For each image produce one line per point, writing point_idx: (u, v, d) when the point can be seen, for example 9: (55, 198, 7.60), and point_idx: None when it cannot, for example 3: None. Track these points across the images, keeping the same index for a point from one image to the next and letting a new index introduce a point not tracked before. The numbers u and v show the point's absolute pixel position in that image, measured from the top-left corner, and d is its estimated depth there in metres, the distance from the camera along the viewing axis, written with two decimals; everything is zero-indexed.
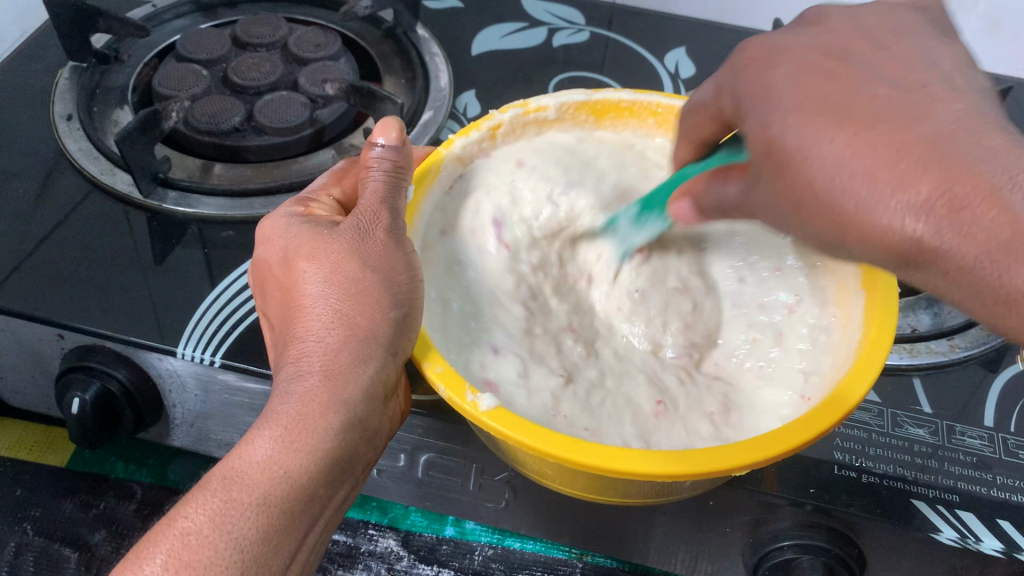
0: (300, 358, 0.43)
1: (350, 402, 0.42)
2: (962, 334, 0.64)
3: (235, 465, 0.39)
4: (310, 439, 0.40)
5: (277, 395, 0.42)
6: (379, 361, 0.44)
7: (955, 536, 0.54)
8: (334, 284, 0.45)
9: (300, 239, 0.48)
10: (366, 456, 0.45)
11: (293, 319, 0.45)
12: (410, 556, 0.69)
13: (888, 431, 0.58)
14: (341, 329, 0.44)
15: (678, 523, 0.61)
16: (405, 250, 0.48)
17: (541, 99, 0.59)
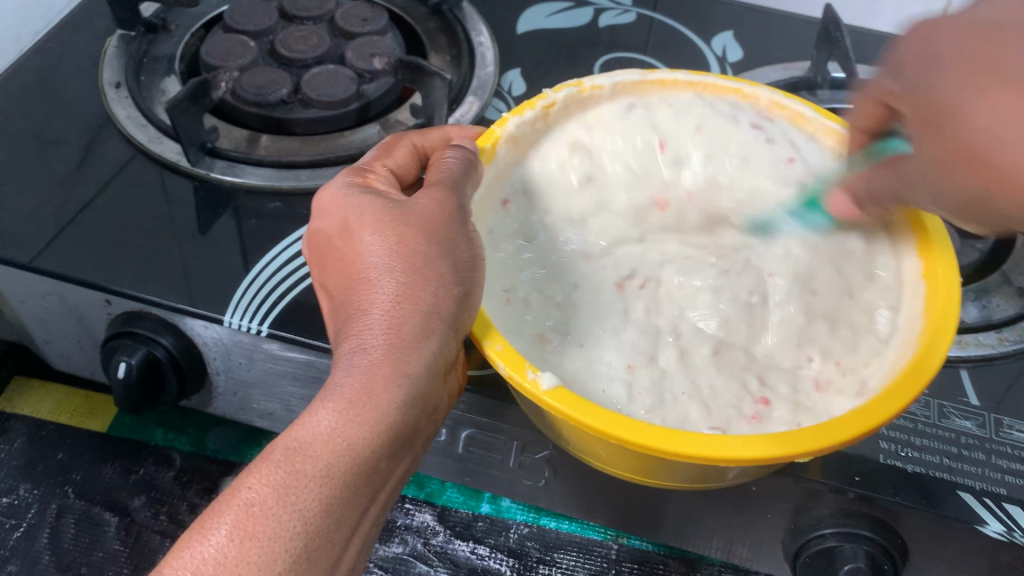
0: (363, 331, 0.44)
1: (414, 375, 0.43)
2: (1011, 327, 0.63)
3: (299, 436, 0.39)
4: (373, 412, 0.41)
5: (340, 368, 0.42)
6: (441, 336, 0.45)
7: (1001, 529, 0.53)
8: (398, 258, 0.46)
9: (363, 213, 0.48)
10: (428, 431, 0.46)
11: (357, 291, 0.46)
12: (446, 532, 0.69)
13: (934, 422, 0.58)
14: (406, 303, 0.44)
15: (719, 508, 0.61)
16: (469, 231, 0.49)
17: (596, 79, 0.58)
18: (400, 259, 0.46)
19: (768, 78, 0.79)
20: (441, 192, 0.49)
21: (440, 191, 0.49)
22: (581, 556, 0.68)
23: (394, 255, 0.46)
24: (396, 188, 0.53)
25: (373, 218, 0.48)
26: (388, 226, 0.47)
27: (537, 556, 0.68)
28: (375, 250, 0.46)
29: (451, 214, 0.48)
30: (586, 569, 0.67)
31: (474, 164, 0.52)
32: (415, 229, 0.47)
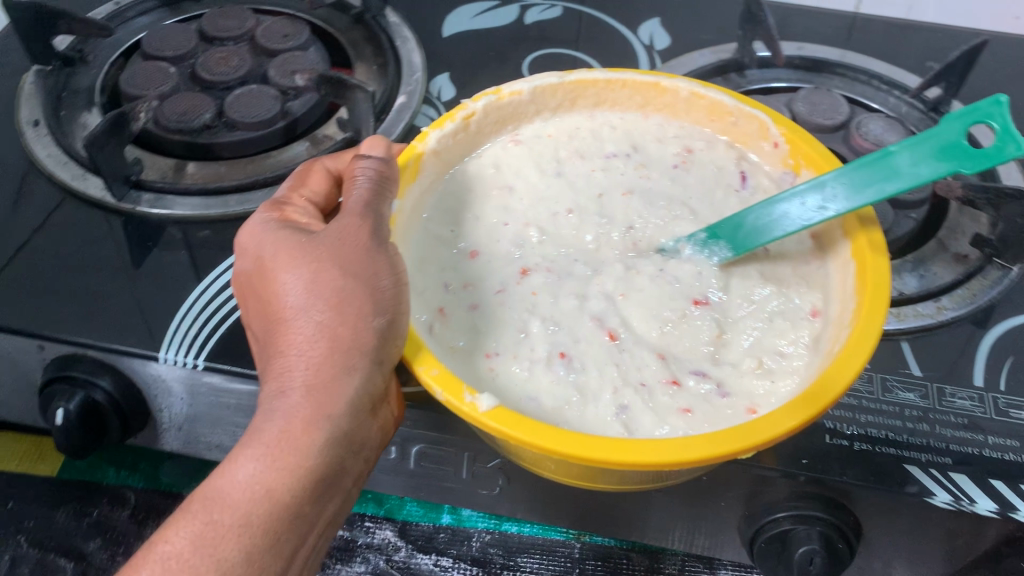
0: (283, 373, 0.44)
1: (335, 417, 0.43)
2: (949, 295, 0.64)
3: (218, 486, 0.40)
4: (293, 457, 0.41)
5: (261, 412, 0.43)
6: (365, 371, 0.44)
7: (949, 499, 0.54)
8: (314, 295, 0.45)
9: (278, 248, 0.47)
10: (360, 467, 0.47)
11: (277, 331, 0.46)
12: (408, 547, 0.68)
13: (879, 397, 0.59)
14: (325, 341, 0.44)
15: (673, 500, 0.61)
16: (389, 254, 0.48)
17: (514, 84, 0.56)
18: (318, 295, 0.45)
19: (696, 63, 0.79)
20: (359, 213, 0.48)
21: (352, 219, 0.48)
22: (545, 558, 0.68)
23: (310, 291, 0.46)
24: (318, 219, 0.53)
25: (288, 253, 0.47)
26: (306, 259, 0.47)
27: (500, 562, 0.67)
28: (291, 287, 0.46)
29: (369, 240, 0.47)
30: (550, 571, 0.67)
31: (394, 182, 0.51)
32: (333, 261, 0.46)
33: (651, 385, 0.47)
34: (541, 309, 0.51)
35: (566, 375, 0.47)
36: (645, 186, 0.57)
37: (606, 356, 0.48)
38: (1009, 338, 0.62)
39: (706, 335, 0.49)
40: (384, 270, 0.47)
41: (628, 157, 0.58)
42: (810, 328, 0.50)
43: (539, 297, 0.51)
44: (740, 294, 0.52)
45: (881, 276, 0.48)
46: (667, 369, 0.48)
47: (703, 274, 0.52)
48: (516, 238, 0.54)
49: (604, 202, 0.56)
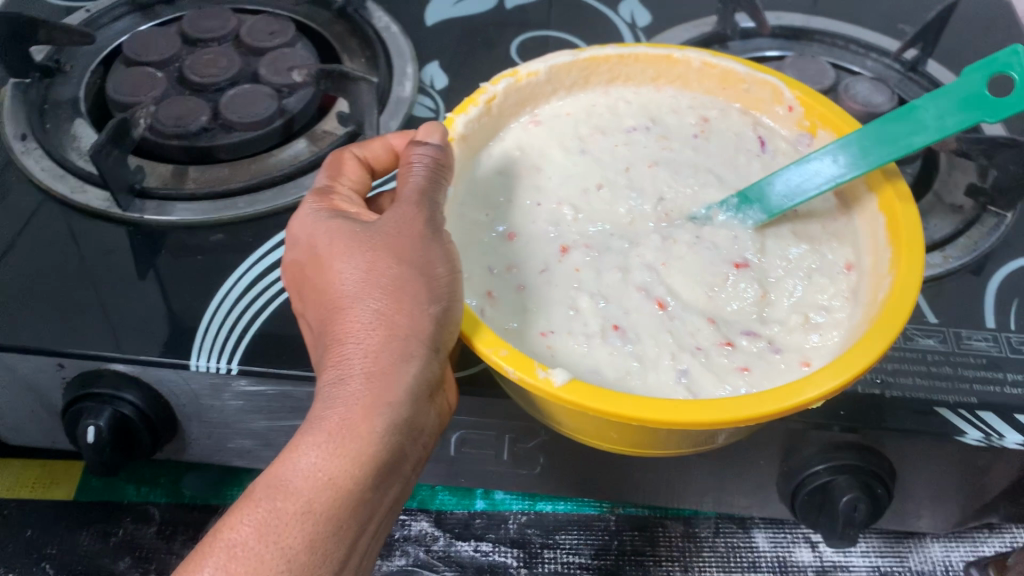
0: (341, 362, 0.43)
1: (395, 403, 0.42)
2: (953, 244, 0.67)
3: (281, 473, 0.39)
4: (355, 444, 0.40)
5: (321, 401, 0.42)
6: (422, 358, 0.44)
7: (979, 435, 0.56)
8: (369, 284, 0.45)
9: (331, 239, 0.47)
10: (419, 456, 0.45)
11: (334, 320, 0.45)
12: (446, 535, 0.68)
13: (900, 345, 0.61)
14: (382, 329, 0.44)
15: (712, 465, 0.62)
16: (444, 244, 0.47)
17: (531, 66, 0.56)
18: (372, 284, 0.45)
19: (680, 38, 0.80)
20: (414, 200, 0.48)
21: (409, 208, 0.47)
22: (583, 534, 0.68)
23: (365, 281, 0.45)
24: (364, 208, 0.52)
25: (341, 243, 0.47)
26: (360, 249, 0.46)
27: (540, 542, 0.68)
28: (347, 276, 0.45)
29: (424, 228, 0.47)
30: (590, 545, 0.68)
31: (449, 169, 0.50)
32: (388, 250, 0.46)
33: (705, 347, 0.49)
34: (587, 284, 0.51)
35: (622, 345, 0.48)
36: (668, 159, 0.58)
37: (657, 324, 0.50)
38: (1012, 281, 0.65)
39: (749, 296, 0.51)
40: (439, 257, 0.46)
41: (648, 130, 0.59)
42: (846, 280, 0.52)
43: (583, 272, 0.52)
44: (776, 255, 0.53)
45: (912, 226, 0.50)
46: (719, 331, 0.50)
47: (737, 237, 0.53)
48: (551, 217, 0.55)
49: (630, 175, 0.57)
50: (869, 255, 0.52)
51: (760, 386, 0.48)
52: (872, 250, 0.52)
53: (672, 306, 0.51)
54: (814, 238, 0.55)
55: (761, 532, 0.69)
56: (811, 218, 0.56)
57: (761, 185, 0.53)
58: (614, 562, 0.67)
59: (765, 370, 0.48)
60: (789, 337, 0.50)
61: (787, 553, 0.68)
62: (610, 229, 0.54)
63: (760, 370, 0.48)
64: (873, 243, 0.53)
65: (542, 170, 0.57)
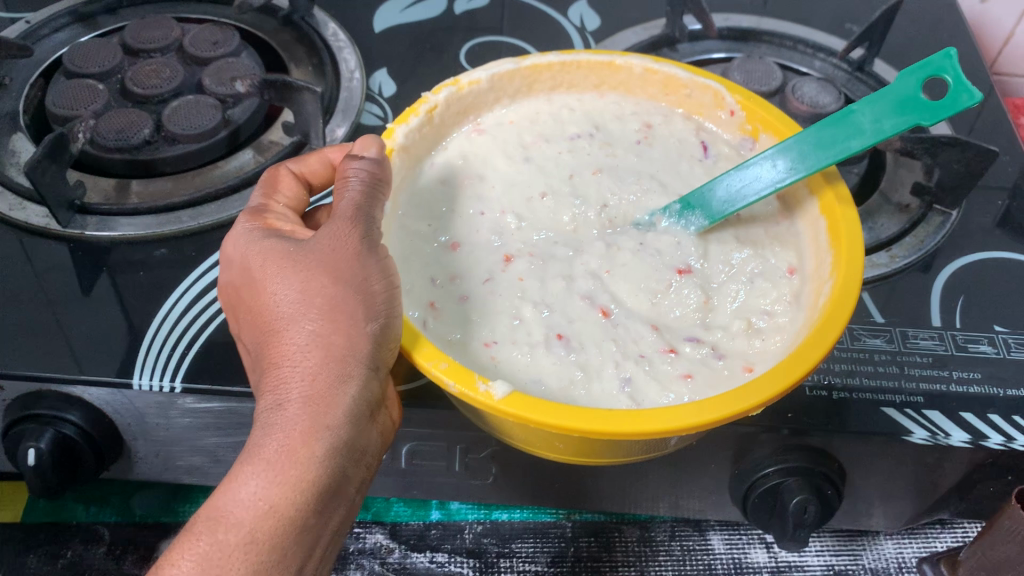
0: (278, 386, 0.42)
1: (334, 426, 0.42)
2: (899, 244, 0.67)
3: (221, 505, 0.39)
4: (295, 471, 0.40)
5: (259, 427, 0.41)
6: (360, 379, 0.43)
7: (926, 435, 0.57)
8: (305, 304, 0.44)
9: (265, 258, 0.46)
10: (362, 476, 0.45)
11: (269, 343, 0.44)
12: (401, 547, 0.67)
13: (848, 346, 0.61)
14: (319, 351, 0.43)
15: (665, 471, 0.62)
16: (380, 260, 0.46)
17: (472, 74, 0.56)
18: (308, 305, 0.44)
19: (630, 41, 0.80)
20: (350, 215, 0.47)
21: (343, 225, 0.46)
22: (539, 541, 0.68)
23: (301, 301, 0.44)
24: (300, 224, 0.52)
25: (275, 262, 0.46)
26: (294, 267, 0.45)
27: (495, 551, 0.67)
28: (281, 297, 0.45)
29: (360, 245, 0.46)
30: (546, 553, 0.67)
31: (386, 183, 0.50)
32: (323, 267, 0.45)
33: (649, 355, 0.49)
34: (530, 293, 0.51)
35: (566, 355, 0.48)
36: (611, 165, 0.58)
37: (601, 333, 0.49)
38: (957, 279, 0.66)
39: (693, 302, 0.51)
40: (376, 273, 0.45)
41: (592, 137, 0.59)
42: (789, 283, 0.52)
43: (527, 282, 0.51)
44: (720, 260, 0.53)
45: (852, 230, 0.50)
46: (663, 338, 0.50)
47: (681, 244, 0.53)
48: (494, 226, 0.54)
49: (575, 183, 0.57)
50: (813, 258, 0.52)
51: (704, 393, 0.47)
52: (815, 253, 0.52)
53: (616, 314, 0.50)
54: (757, 242, 0.55)
55: (717, 534, 0.69)
56: (754, 222, 0.56)
57: (704, 190, 0.53)
58: (570, 568, 0.67)
59: (708, 376, 0.48)
60: (732, 343, 0.50)
61: (742, 554, 0.68)
62: (555, 237, 0.54)
63: (703, 377, 0.48)
64: (816, 245, 0.53)
65: (485, 178, 0.57)
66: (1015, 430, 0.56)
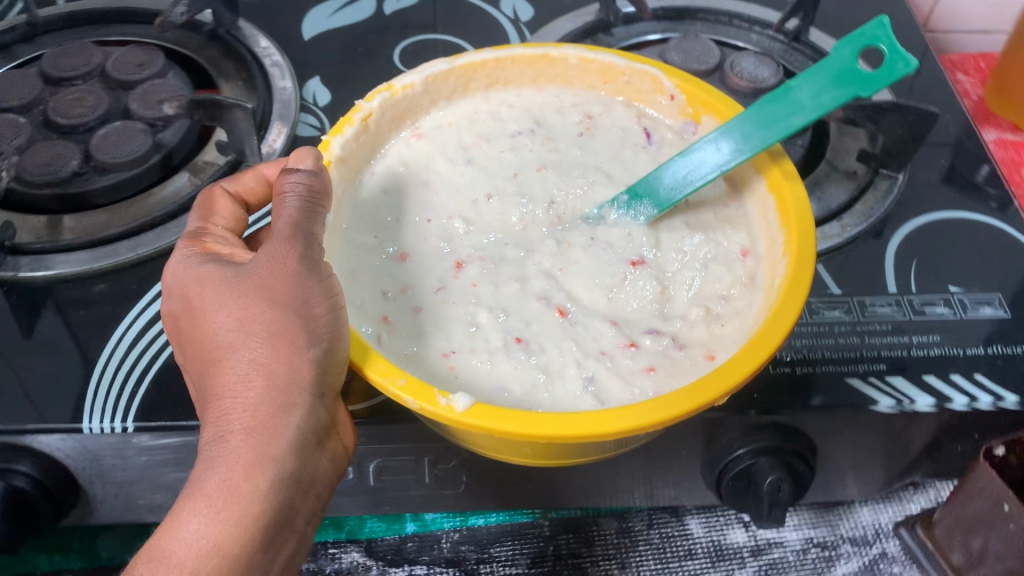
0: (220, 417, 0.41)
1: (279, 457, 0.40)
2: (848, 213, 0.67)
3: (163, 545, 0.38)
4: (237, 506, 0.39)
5: (201, 462, 0.40)
6: (305, 406, 0.42)
7: (892, 403, 0.56)
8: (245, 331, 0.43)
9: (203, 284, 0.45)
10: (311, 507, 0.44)
11: (211, 372, 0.43)
12: (378, 564, 0.66)
13: (807, 320, 0.61)
14: (260, 379, 0.42)
15: (636, 464, 0.62)
16: (321, 277, 0.45)
17: (405, 78, 0.54)
18: (248, 330, 0.43)
19: (565, 29, 0.79)
20: (288, 234, 0.45)
21: (281, 244, 0.45)
22: (517, 543, 0.67)
23: (241, 326, 0.43)
24: (241, 247, 0.50)
25: (214, 287, 0.44)
26: (233, 292, 0.44)
27: (474, 557, 0.66)
28: (222, 324, 0.43)
29: (298, 264, 0.44)
30: (525, 554, 0.67)
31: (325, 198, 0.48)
32: (262, 291, 0.44)
33: (610, 351, 0.48)
34: (485, 299, 0.50)
35: (526, 359, 0.47)
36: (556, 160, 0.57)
37: (559, 333, 0.48)
38: (909, 243, 0.66)
39: (650, 293, 0.50)
40: (317, 295, 0.44)
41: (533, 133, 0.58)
42: (742, 265, 0.52)
43: (480, 287, 0.50)
44: (672, 248, 0.53)
45: (802, 207, 0.49)
46: (622, 332, 0.49)
47: (633, 235, 0.52)
48: (442, 233, 0.53)
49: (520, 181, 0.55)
50: (766, 237, 0.52)
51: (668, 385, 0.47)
52: (766, 233, 0.52)
53: (573, 312, 0.49)
54: (708, 226, 0.54)
55: (694, 518, 0.69)
56: (703, 207, 0.56)
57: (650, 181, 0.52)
58: (551, 566, 0.66)
59: (671, 367, 0.48)
60: (693, 330, 0.49)
61: (721, 536, 0.68)
62: (504, 239, 0.53)
63: (666, 369, 0.47)
64: (767, 224, 0.52)
65: (428, 183, 0.56)
66: (978, 390, 0.57)
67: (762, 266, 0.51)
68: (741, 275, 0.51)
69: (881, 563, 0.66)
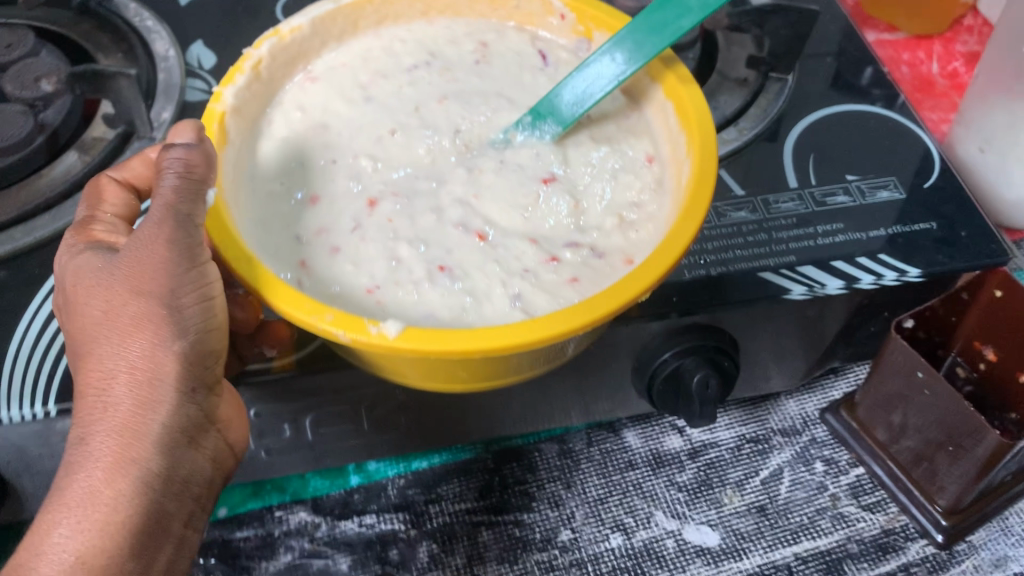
0: (86, 418, 0.40)
1: (143, 461, 0.40)
2: (744, 117, 0.69)
3: (22, 557, 0.37)
4: (98, 515, 0.38)
5: (64, 467, 0.39)
6: (173, 404, 0.41)
7: (804, 289, 0.59)
8: (108, 324, 0.42)
9: (72, 278, 0.44)
10: (194, 505, 0.44)
11: (81, 370, 0.42)
12: (327, 519, 0.66)
13: (717, 223, 0.63)
14: (124, 377, 0.41)
15: (569, 383, 0.63)
16: (190, 265, 0.43)
17: (291, 21, 0.54)
18: (111, 324, 0.42)
19: None
20: (157, 216, 0.44)
21: (145, 231, 0.43)
22: (463, 479, 0.68)
23: (106, 319, 0.42)
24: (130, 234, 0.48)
25: (82, 280, 0.43)
26: (99, 284, 0.43)
27: (423, 499, 0.67)
28: (88, 317, 0.42)
29: (163, 253, 0.42)
30: (473, 488, 0.67)
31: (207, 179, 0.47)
32: (127, 280, 0.42)
33: (533, 266, 0.48)
34: (403, 232, 0.50)
35: (451, 283, 0.47)
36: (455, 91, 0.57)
37: (481, 255, 0.49)
38: (803, 140, 0.68)
39: (564, 209, 0.51)
40: (185, 285, 0.43)
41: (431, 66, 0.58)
42: (650, 172, 0.53)
43: (396, 221, 0.50)
44: (580, 162, 0.53)
45: (699, 107, 0.51)
46: (543, 247, 0.50)
47: (540, 154, 0.53)
48: (349, 172, 0.52)
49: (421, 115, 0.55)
50: (669, 141, 0.53)
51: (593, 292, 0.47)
52: (669, 137, 0.53)
53: (492, 234, 0.50)
54: (613, 138, 0.55)
55: (632, 432, 0.71)
56: (606, 120, 0.56)
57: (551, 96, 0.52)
58: (499, 496, 0.67)
59: (593, 275, 0.48)
60: (611, 237, 0.50)
61: (658, 443, 0.70)
62: (414, 171, 0.53)
63: (588, 277, 0.48)
64: (669, 129, 0.53)
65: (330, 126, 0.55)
66: (883, 267, 0.60)
67: (669, 170, 0.52)
68: (650, 181, 0.53)
69: (812, 449, 0.69)
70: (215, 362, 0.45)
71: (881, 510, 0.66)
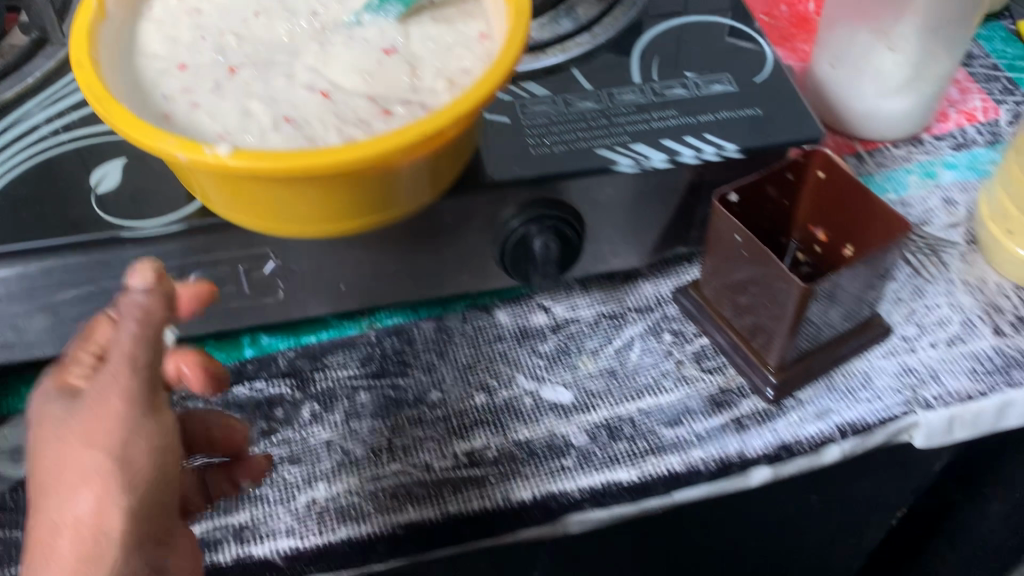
0: (48, 555, 0.45)
1: None
2: (597, 25, 0.78)
3: None
4: None
5: None
6: (138, 556, 0.47)
7: (631, 163, 0.66)
8: (64, 472, 0.46)
9: (45, 422, 0.48)
10: None
11: (41, 495, 0.47)
12: (220, 384, 0.73)
13: (564, 111, 0.70)
14: (78, 533, 0.46)
15: (434, 254, 0.70)
16: (144, 423, 0.48)
17: None
18: (67, 472, 0.46)
19: None
20: (119, 365, 0.48)
21: (113, 374, 0.48)
22: (347, 351, 0.76)
23: (58, 460, 0.47)
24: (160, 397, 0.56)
25: (49, 426, 0.48)
26: (53, 430, 0.47)
27: (309, 367, 0.74)
28: (49, 452, 0.47)
29: (123, 395, 0.47)
30: (355, 359, 0.75)
31: (157, 341, 0.49)
32: (89, 428, 0.47)
33: (367, 117, 0.55)
34: (257, 93, 0.57)
35: (291, 130, 0.54)
36: None
37: (323, 108, 0.56)
38: (649, 47, 0.76)
39: (400, 75, 0.58)
40: (137, 438, 0.47)
41: None
42: (481, 47, 0.60)
43: (252, 85, 0.57)
44: (420, 40, 0.61)
45: None
46: (378, 103, 0.57)
47: (384, 30, 0.61)
48: (216, 47, 0.60)
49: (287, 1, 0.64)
50: (498, 21, 0.60)
51: None
52: (496, 18, 0.60)
53: (335, 95, 0.57)
54: (452, 22, 0.62)
55: (502, 311, 0.79)
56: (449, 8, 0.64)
57: None
58: (378, 365, 0.75)
59: None
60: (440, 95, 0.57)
61: (525, 320, 0.78)
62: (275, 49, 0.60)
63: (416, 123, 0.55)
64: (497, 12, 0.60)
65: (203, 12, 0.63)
66: (703, 144, 0.68)
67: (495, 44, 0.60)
68: (479, 53, 0.60)
69: (663, 323, 0.77)
70: (165, 506, 0.50)
71: (720, 372, 0.74)
